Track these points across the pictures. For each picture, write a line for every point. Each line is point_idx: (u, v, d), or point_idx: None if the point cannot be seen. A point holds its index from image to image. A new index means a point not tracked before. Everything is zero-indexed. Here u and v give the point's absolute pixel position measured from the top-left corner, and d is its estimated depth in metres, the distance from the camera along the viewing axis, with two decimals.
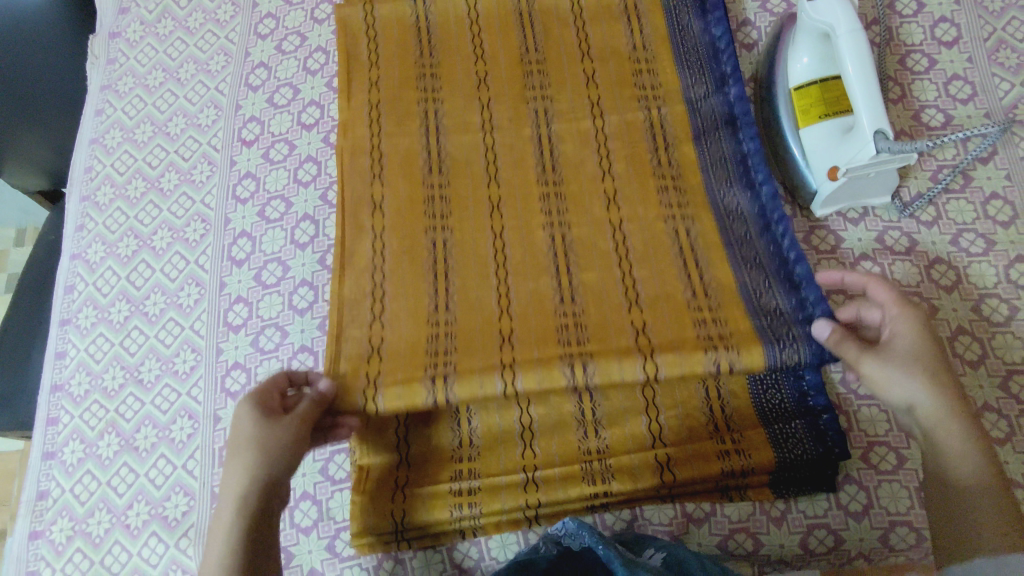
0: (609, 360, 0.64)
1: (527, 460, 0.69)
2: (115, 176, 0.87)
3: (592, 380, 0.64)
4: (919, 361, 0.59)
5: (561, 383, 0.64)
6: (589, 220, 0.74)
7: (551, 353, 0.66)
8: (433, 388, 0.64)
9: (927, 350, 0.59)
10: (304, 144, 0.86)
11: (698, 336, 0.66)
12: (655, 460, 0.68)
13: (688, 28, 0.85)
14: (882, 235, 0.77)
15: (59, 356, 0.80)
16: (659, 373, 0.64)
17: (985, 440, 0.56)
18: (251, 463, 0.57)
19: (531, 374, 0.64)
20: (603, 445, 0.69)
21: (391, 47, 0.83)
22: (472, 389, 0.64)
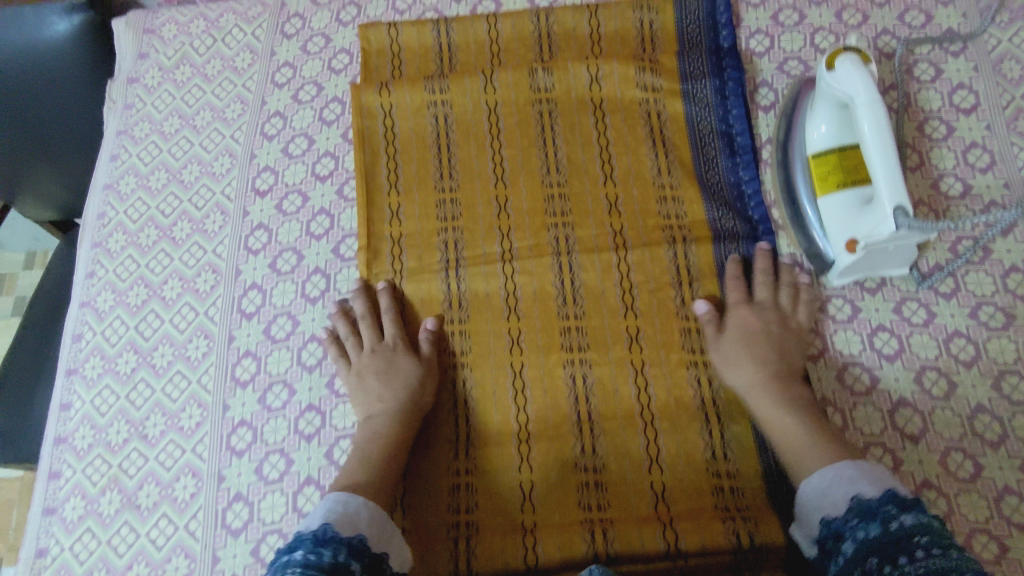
0: (630, 528, 0.69)
1: (528, 548, 0.69)
2: (128, 223, 0.87)
3: (612, 546, 0.68)
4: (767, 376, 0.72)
5: (581, 549, 0.69)
6: (611, 360, 0.77)
7: (572, 517, 0.71)
8: (456, 548, 0.70)
9: (754, 345, 0.74)
10: (318, 196, 0.86)
11: (714, 506, 0.70)
12: (664, 547, 0.68)
13: (707, 130, 0.85)
14: (900, 305, 0.76)
15: (64, 408, 0.79)
16: (680, 543, 0.68)
17: (803, 410, 0.70)
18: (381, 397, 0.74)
19: (551, 539, 0.69)
20: (610, 531, 0.69)
21: (410, 166, 0.86)
22: (494, 554, 0.69)
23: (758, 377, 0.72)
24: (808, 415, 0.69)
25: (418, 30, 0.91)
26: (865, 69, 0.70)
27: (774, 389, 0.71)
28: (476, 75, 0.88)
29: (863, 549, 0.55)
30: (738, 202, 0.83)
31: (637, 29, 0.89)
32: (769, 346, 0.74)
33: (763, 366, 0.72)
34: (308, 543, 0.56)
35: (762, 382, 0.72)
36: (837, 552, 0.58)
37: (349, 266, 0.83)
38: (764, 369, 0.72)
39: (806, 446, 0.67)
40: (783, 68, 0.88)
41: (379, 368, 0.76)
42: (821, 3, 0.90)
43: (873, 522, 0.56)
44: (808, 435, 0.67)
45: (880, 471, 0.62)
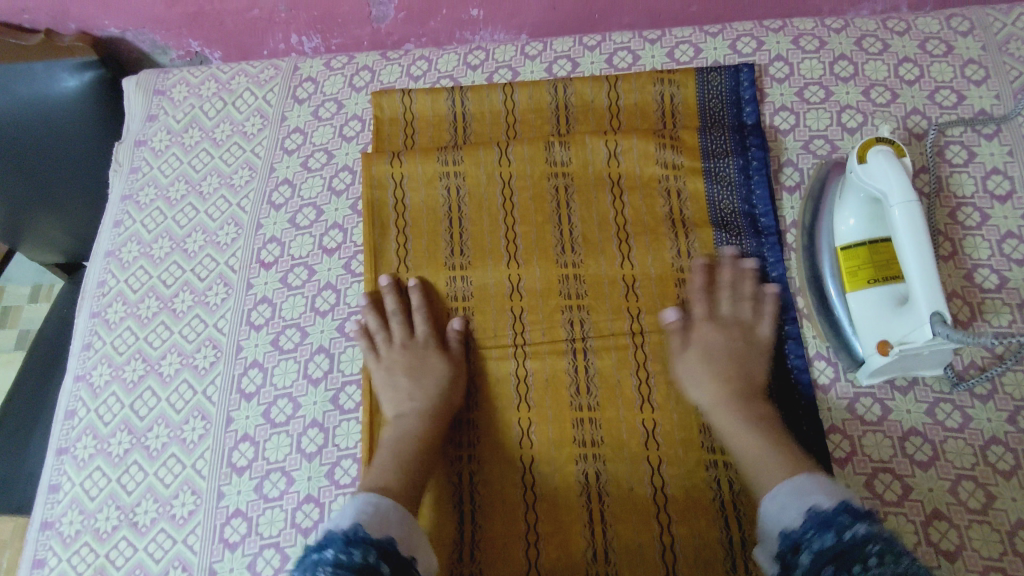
0: None
1: None
2: (128, 293, 0.86)
3: None
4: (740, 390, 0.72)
5: None
6: (626, 457, 0.73)
7: None
8: None
9: (716, 358, 0.74)
10: (324, 270, 0.83)
11: None
12: None
13: (729, 210, 0.82)
14: (933, 407, 0.72)
15: (53, 490, 0.77)
16: None
17: (763, 428, 0.68)
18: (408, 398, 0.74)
19: None
20: None
21: (420, 240, 0.83)
22: None
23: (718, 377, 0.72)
24: (762, 431, 0.68)
25: (432, 98, 0.89)
26: (900, 165, 0.67)
27: (746, 408, 0.70)
28: (492, 147, 0.85)
29: (818, 560, 0.50)
30: (761, 285, 0.79)
31: (657, 103, 0.87)
32: (731, 364, 0.73)
33: (719, 386, 0.72)
34: (338, 543, 0.53)
35: (718, 399, 0.71)
36: (793, 567, 0.53)
37: (354, 345, 0.80)
38: (729, 392, 0.71)
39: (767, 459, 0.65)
40: (808, 147, 0.85)
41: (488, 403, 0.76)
42: (847, 81, 0.88)
43: (829, 533, 0.52)
44: (767, 451, 0.65)
45: (830, 484, 0.59)
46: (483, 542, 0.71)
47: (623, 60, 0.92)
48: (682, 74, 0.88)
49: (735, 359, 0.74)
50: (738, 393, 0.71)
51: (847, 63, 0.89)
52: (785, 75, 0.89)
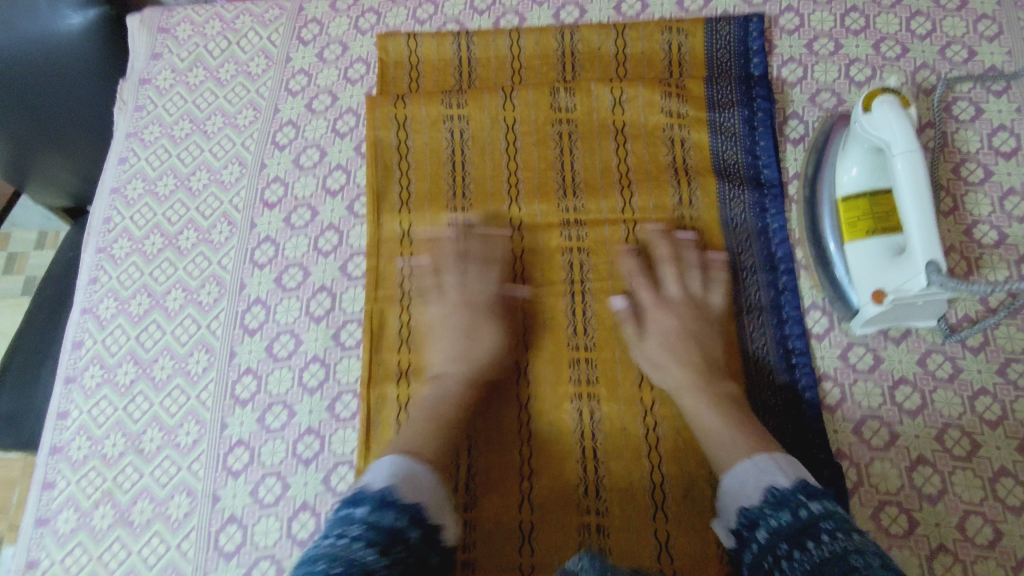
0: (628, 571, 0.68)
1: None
2: (133, 230, 0.87)
3: None
4: (681, 351, 0.73)
5: None
6: (621, 398, 0.74)
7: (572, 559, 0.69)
8: None
9: (685, 342, 0.74)
10: (328, 211, 0.84)
11: (719, 558, 0.67)
12: None
13: (733, 160, 0.82)
14: (925, 358, 0.73)
15: (61, 417, 0.79)
16: None
17: (727, 408, 0.69)
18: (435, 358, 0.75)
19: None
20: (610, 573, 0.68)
21: (423, 183, 0.83)
22: None
23: (675, 343, 0.74)
24: (736, 405, 0.70)
25: (438, 42, 0.88)
26: (906, 115, 0.66)
27: (709, 383, 0.71)
28: (496, 91, 0.85)
29: (775, 537, 0.57)
30: (761, 237, 0.80)
31: (665, 53, 0.87)
32: (702, 344, 0.74)
33: (688, 364, 0.72)
34: (371, 501, 0.58)
35: (684, 376, 0.72)
36: (751, 541, 0.59)
37: (356, 285, 0.81)
38: (692, 369, 0.72)
39: (725, 440, 0.66)
40: (814, 100, 0.85)
41: (461, 321, 0.76)
42: (858, 34, 0.87)
43: (785, 510, 0.58)
44: (730, 428, 0.67)
45: (798, 469, 0.62)
46: (476, 472, 0.73)
47: (632, 8, 0.91)
48: (691, 23, 0.87)
49: (704, 338, 0.75)
50: (693, 368, 0.72)
51: (858, 15, 0.88)
52: (795, 26, 0.88)
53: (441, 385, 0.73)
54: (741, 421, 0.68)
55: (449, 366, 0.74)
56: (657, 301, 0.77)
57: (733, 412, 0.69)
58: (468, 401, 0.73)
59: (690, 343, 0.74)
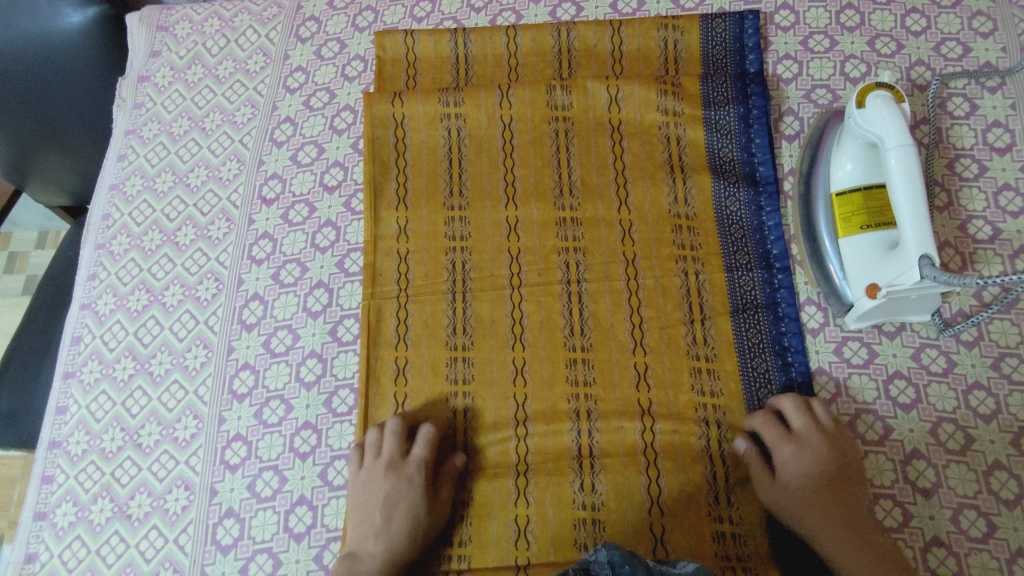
0: None
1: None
2: (132, 226, 0.87)
3: None
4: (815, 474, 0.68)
5: None
6: (617, 396, 0.74)
7: (567, 553, 0.69)
8: None
9: (819, 477, 0.68)
10: (325, 208, 0.85)
11: (714, 553, 0.68)
12: None
13: (728, 157, 0.83)
14: (919, 352, 0.73)
15: (60, 412, 0.79)
16: None
17: (852, 528, 0.65)
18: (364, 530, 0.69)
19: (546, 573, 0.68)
20: None
21: (420, 180, 0.84)
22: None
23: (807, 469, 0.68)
24: (860, 544, 0.64)
25: (435, 39, 0.89)
26: (899, 110, 0.66)
27: (852, 528, 0.65)
28: (493, 89, 0.85)
29: None
30: (757, 233, 0.80)
31: (661, 50, 0.87)
32: (837, 490, 0.67)
33: (828, 516, 0.66)
34: None
35: (833, 519, 0.66)
36: None
37: (353, 281, 0.81)
38: (843, 519, 0.66)
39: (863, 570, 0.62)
40: (809, 96, 0.85)
41: (388, 487, 0.70)
42: (853, 30, 0.87)
43: None
44: (877, 556, 0.63)
45: None
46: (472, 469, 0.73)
47: (628, 5, 0.92)
48: (687, 21, 0.87)
49: (843, 452, 0.69)
50: (832, 453, 0.68)
51: (853, 12, 0.88)
52: (791, 23, 0.88)
53: (388, 521, 0.69)
54: (887, 561, 0.63)
55: (396, 513, 0.70)
56: (783, 446, 0.70)
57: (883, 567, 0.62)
58: (410, 558, 0.69)
59: (822, 462, 0.68)
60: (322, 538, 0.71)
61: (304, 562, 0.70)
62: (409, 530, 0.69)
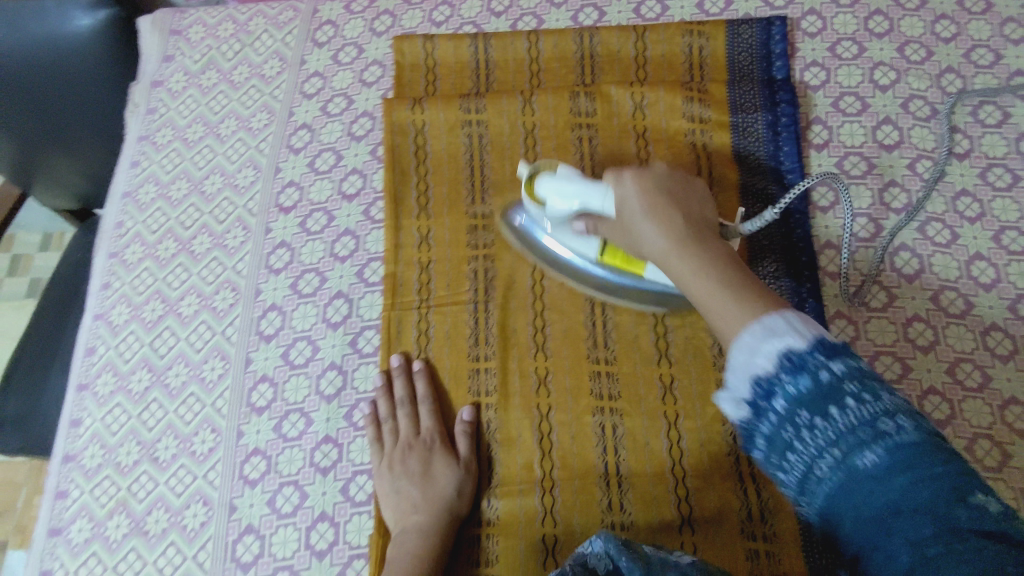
0: None
1: None
2: (147, 234, 0.86)
3: None
4: (680, 233, 0.57)
5: None
6: (643, 411, 0.72)
7: None
8: None
9: (676, 256, 0.56)
10: (344, 216, 0.83)
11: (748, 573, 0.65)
12: None
13: (756, 163, 0.81)
14: (954, 367, 0.72)
15: (74, 424, 0.78)
16: None
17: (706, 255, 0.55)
18: (447, 498, 0.69)
19: None
20: None
21: (441, 189, 0.82)
22: None
23: (650, 222, 0.58)
24: (720, 284, 0.51)
25: (455, 44, 0.87)
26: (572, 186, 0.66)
27: (743, 272, 0.52)
28: (515, 95, 0.84)
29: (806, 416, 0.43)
30: (785, 241, 0.78)
31: (686, 56, 0.86)
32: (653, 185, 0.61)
33: (665, 231, 0.57)
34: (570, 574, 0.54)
35: (676, 254, 0.56)
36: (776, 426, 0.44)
37: (373, 291, 0.80)
38: (705, 266, 0.53)
39: (727, 313, 0.49)
40: (838, 105, 0.83)
41: (414, 464, 0.71)
42: (882, 37, 0.86)
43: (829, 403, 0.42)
44: (719, 286, 0.51)
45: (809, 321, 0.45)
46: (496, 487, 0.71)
47: (651, 10, 0.90)
48: (712, 26, 0.86)
49: (671, 206, 0.59)
50: (698, 257, 0.54)
51: (881, 18, 0.87)
52: (817, 29, 0.87)
53: (421, 488, 0.70)
54: (751, 298, 0.49)
55: (414, 512, 0.68)
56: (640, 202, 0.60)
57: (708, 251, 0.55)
58: (440, 552, 0.66)
59: (681, 226, 0.57)
60: (345, 556, 0.69)
61: None
62: (442, 509, 0.69)
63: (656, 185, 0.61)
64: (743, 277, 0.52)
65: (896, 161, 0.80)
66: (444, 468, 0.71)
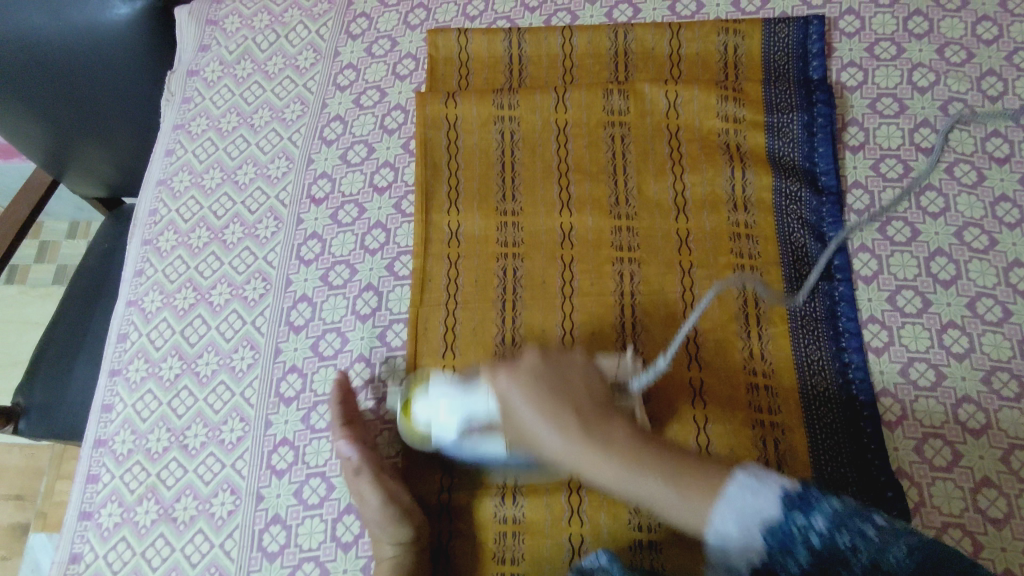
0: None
1: None
2: (179, 222, 0.86)
3: None
4: (561, 405, 0.59)
5: None
6: (674, 414, 0.71)
7: None
8: None
9: (572, 437, 0.58)
10: (375, 209, 0.83)
11: None
12: None
13: (790, 165, 0.80)
14: (990, 375, 0.71)
15: (105, 409, 0.78)
16: None
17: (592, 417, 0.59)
18: (377, 510, 0.67)
19: None
20: None
21: (471, 183, 0.82)
22: None
23: (544, 432, 0.59)
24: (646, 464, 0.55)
25: (488, 39, 0.87)
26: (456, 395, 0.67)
27: (632, 446, 0.56)
28: (548, 91, 0.83)
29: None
30: (818, 243, 0.77)
31: (721, 54, 0.85)
32: (545, 394, 0.60)
33: (562, 432, 0.58)
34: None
35: (567, 437, 0.58)
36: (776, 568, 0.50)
37: (402, 285, 0.80)
38: (615, 458, 0.55)
39: (651, 492, 0.54)
40: (875, 106, 0.82)
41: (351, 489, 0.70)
42: (922, 38, 0.84)
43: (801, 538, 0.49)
44: (629, 471, 0.55)
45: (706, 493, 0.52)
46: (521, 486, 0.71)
47: (687, 8, 0.89)
48: (749, 25, 0.85)
49: (557, 400, 0.59)
50: (611, 456, 0.55)
51: (922, 19, 0.85)
52: (856, 29, 0.86)
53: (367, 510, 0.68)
54: (663, 471, 0.54)
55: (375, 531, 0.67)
56: (525, 388, 0.61)
57: (621, 446, 0.56)
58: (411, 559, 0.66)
59: (574, 419, 0.58)
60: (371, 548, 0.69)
61: (352, 573, 0.69)
62: (386, 521, 0.67)
63: (542, 381, 0.61)
64: (667, 451, 0.56)
65: (934, 165, 0.79)
66: (387, 484, 0.68)
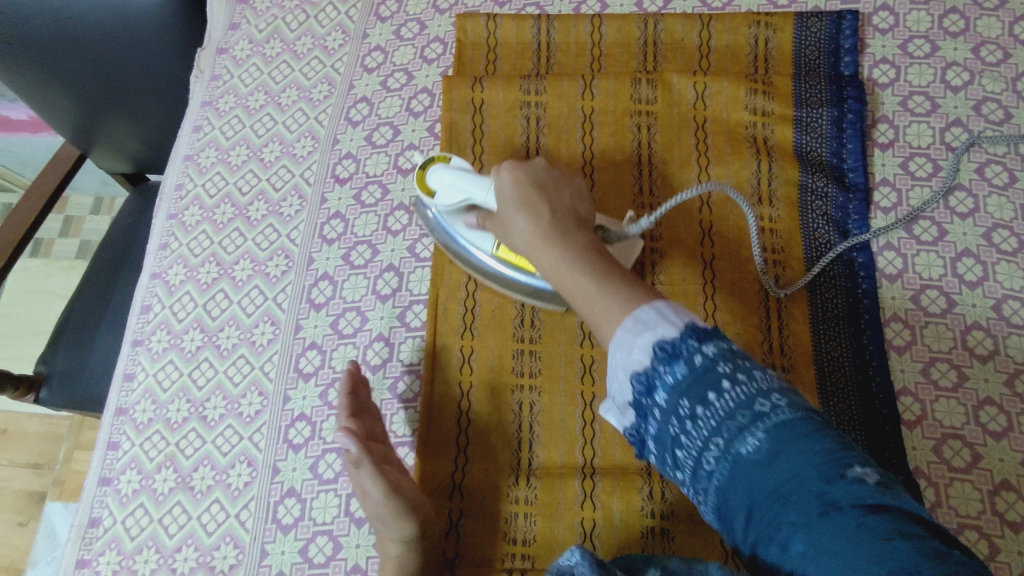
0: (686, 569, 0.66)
1: None
2: (205, 198, 0.87)
3: None
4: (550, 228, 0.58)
5: None
6: None
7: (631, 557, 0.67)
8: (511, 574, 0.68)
9: (557, 247, 0.57)
10: (398, 190, 0.83)
11: None
12: None
13: (818, 160, 0.79)
14: (1013, 379, 0.70)
15: (128, 378, 0.80)
16: None
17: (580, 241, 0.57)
18: (381, 506, 0.65)
19: None
20: None
21: (496, 168, 0.82)
22: None
23: (540, 241, 0.58)
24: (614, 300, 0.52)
25: (517, 25, 0.87)
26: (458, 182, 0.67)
27: (612, 269, 0.54)
28: (576, 79, 0.83)
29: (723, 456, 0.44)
30: (842, 240, 0.77)
31: (751, 47, 0.84)
32: (544, 219, 0.59)
33: (554, 252, 0.56)
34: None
35: (555, 257, 0.56)
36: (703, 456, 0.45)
37: (423, 267, 0.80)
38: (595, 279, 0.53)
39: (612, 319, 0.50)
40: (906, 104, 0.81)
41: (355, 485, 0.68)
42: (957, 36, 0.83)
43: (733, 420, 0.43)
44: (603, 292, 0.52)
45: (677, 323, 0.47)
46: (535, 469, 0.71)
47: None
48: (781, 18, 0.84)
49: (552, 221, 0.58)
50: (592, 267, 0.54)
51: (957, 17, 0.84)
52: (889, 25, 0.84)
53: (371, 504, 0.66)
54: (633, 299, 0.50)
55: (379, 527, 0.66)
56: (520, 211, 0.60)
57: (606, 271, 0.54)
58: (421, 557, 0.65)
59: (564, 235, 0.57)
60: None
61: (364, 547, 0.69)
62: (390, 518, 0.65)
63: (537, 211, 0.59)
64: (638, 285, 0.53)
65: (964, 165, 0.78)
66: (391, 476, 0.66)
